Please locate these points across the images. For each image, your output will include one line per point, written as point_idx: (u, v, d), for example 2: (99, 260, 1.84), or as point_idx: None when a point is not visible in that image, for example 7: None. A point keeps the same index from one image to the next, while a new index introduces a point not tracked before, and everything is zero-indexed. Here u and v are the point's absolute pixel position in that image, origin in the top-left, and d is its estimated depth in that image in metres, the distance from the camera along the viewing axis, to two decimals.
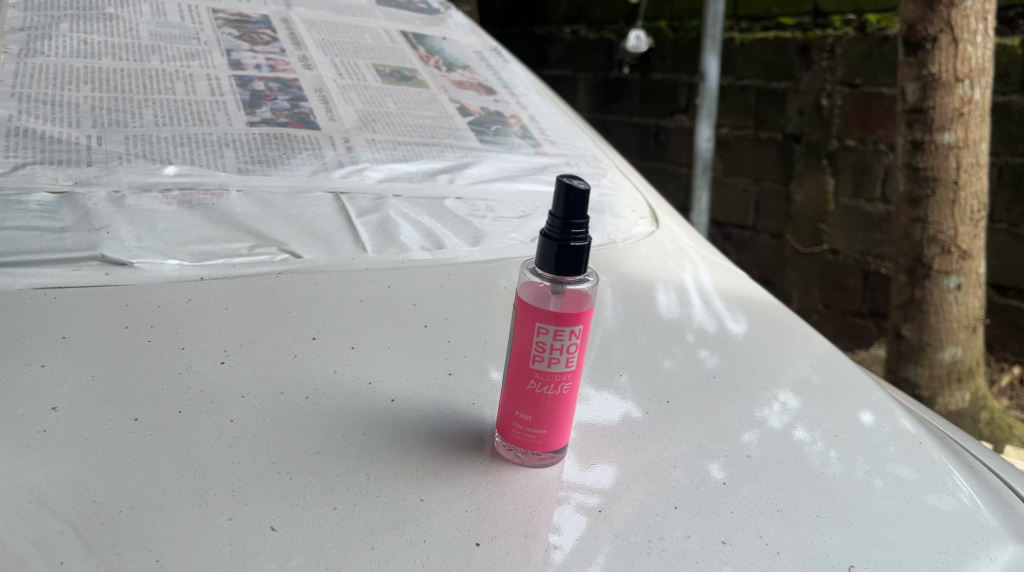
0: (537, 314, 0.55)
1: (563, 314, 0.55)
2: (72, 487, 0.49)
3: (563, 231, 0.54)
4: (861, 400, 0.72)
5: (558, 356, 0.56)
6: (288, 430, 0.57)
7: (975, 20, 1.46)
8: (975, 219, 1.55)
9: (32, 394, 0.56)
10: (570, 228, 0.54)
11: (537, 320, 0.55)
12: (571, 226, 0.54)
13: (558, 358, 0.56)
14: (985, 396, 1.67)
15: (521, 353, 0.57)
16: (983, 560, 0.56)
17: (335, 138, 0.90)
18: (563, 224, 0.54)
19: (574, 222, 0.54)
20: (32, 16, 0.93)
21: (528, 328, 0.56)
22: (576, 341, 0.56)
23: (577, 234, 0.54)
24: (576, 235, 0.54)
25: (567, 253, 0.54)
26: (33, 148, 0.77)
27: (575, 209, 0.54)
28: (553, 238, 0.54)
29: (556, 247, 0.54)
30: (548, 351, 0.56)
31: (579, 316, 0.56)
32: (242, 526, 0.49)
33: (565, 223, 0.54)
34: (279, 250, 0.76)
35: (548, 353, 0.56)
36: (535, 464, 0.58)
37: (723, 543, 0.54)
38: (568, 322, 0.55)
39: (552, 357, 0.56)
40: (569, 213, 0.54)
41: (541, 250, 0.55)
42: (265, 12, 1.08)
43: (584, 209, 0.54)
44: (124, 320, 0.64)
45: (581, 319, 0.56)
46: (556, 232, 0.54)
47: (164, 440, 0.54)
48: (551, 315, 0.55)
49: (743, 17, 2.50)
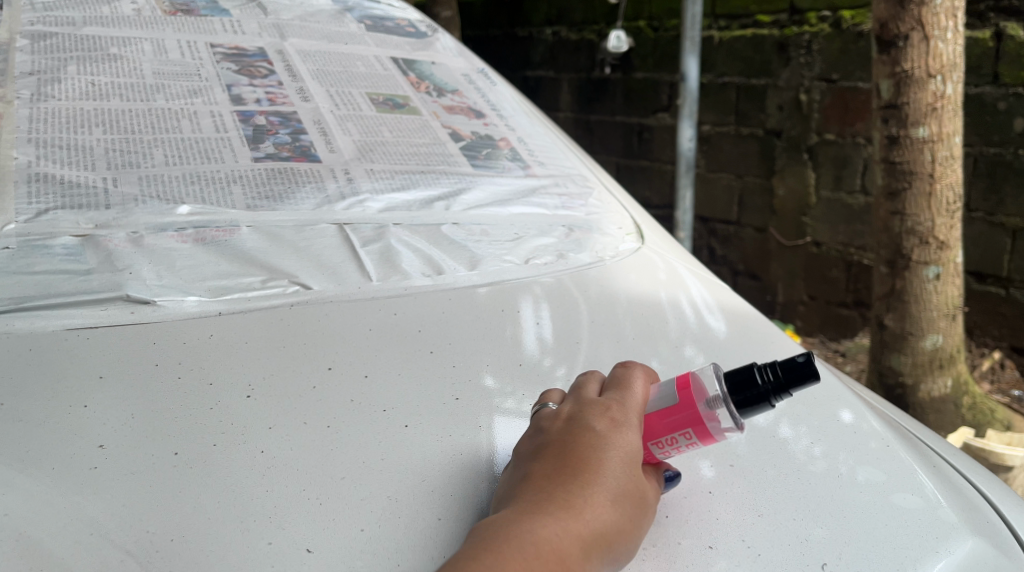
0: (695, 425, 0.61)
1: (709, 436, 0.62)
2: (126, 517, 0.55)
3: (764, 372, 0.61)
4: (839, 401, 0.78)
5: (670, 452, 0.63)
6: (314, 458, 0.62)
7: (946, 17, 1.51)
8: (950, 210, 1.61)
9: (80, 433, 0.61)
10: (771, 377, 0.60)
11: (692, 426, 0.61)
12: (774, 377, 0.60)
13: (667, 453, 0.63)
14: (966, 381, 1.73)
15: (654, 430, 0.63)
16: (942, 554, 0.62)
17: (337, 170, 0.95)
18: (774, 374, 0.60)
19: (779, 378, 0.60)
20: (40, 59, 0.98)
21: (680, 422, 0.62)
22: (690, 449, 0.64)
23: (768, 387, 0.60)
24: (767, 385, 0.60)
25: (750, 387, 0.60)
26: (54, 193, 0.82)
27: (788, 371, 0.60)
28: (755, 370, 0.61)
29: (751, 378, 0.61)
30: (672, 446, 0.63)
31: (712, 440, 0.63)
32: (281, 549, 0.55)
33: (775, 372, 0.60)
34: (291, 283, 0.80)
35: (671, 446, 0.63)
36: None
37: (710, 547, 0.60)
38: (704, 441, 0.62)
39: (668, 449, 0.63)
40: (784, 369, 0.60)
41: (738, 368, 0.62)
42: (261, 43, 1.13)
43: (795, 379, 0.59)
44: (152, 357, 0.69)
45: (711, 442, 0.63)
46: (761, 371, 0.61)
47: (204, 471, 0.59)
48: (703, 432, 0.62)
49: (721, 15, 2.57)
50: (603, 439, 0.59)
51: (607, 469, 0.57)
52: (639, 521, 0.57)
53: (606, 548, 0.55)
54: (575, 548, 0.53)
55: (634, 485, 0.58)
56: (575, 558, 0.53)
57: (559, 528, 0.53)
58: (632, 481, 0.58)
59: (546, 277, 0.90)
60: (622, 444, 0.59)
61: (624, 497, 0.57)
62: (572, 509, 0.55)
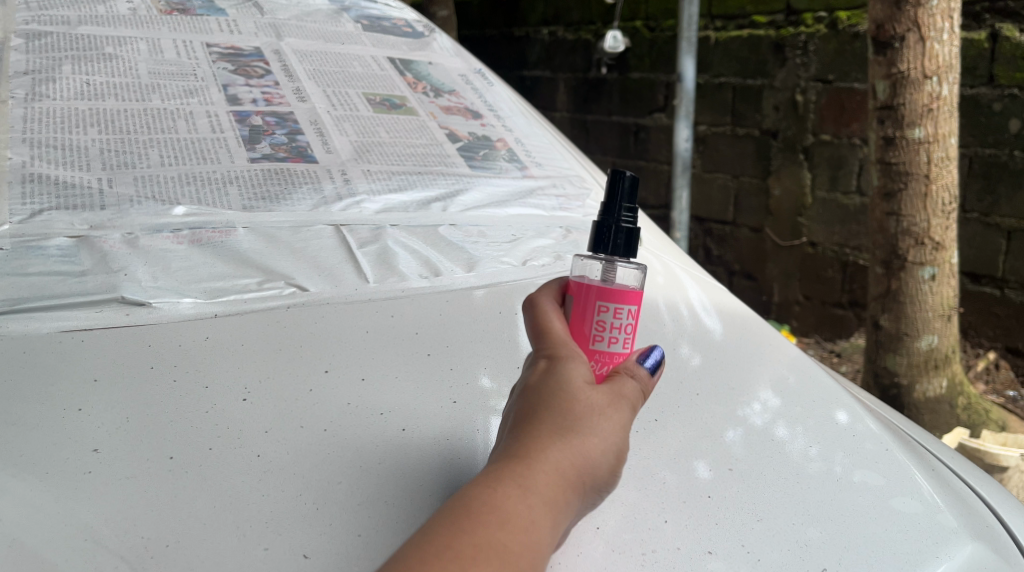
0: (597, 294, 0.62)
1: (623, 292, 0.62)
2: (120, 523, 0.55)
3: (614, 216, 0.63)
4: (837, 402, 0.78)
5: (616, 335, 0.62)
6: (309, 462, 0.61)
7: (942, 18, 1.52)
8: (947, 211, 1.60)
9: (74, 437, 0.60)
10: (621, 212, 0.63)
11: (598, 298, 0.62)
12: (621, 210, 0.63)
13: (615, 338, 0.62)
14: (961, 381, 1.73)
15: (582, 334, 0.62)
16: (941, 559, 0.62)
17: (334, 171, 0.95)
18: (616, 209, 0.63)
19: (624, 207, 0.63)
20: (34, 59, 0.97)
21: (589, 307, 0.62)
22: (631, 321, 0.63)
23: (627, 219, 0.63)
24: (626, 219, 0.63)
25: (619, 236, 0.63)
26: (49, 194, 0.81)
27: (623, 196, 0.63)
28: (608, 223, 0.63)
29: (610, 230, 0.63)
30: (608, 330, 0.62)
31: (633, 297, 0.62)
32: (278, 555, 0.55)
33: (618, 208, 0.63)
34: (287, 284, 0.80)
35: (607, 331, 0.62)
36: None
37: (710, 552, 0.60)
38: (625, 301, 0.62)
39: (611, 335, 0.62)
40: (618, 198, 0.63)
41: (595, 235, 0.64)
42: (257, 43, 1.12)
43: (630, 193, 0.63)
44: (147, 359, 0.68)
45: (636, 299, 0.62)
46: (609, 218, 0.63)
47: (199, 476, 0.59)
48: (613, 293, 0.62)
49: (717, 15, 2.57)
50: (540, 384, 0.55)
51: (545, 412, 0.54)
52: (594, 447, 0.53)
53: (561, 489, 0.52)
54: (516, 501, 0.50)
55: (580, 414, 0.54)
56: (521, 510, 0.50)
57: (492, 486, 0.51)
58: (576, 412, 0.54)
59: (543, 279, 0.89)
60: (560, 381, 0.55)
61: (567, 433, 0.53)
62: (505, 466, 0.52)
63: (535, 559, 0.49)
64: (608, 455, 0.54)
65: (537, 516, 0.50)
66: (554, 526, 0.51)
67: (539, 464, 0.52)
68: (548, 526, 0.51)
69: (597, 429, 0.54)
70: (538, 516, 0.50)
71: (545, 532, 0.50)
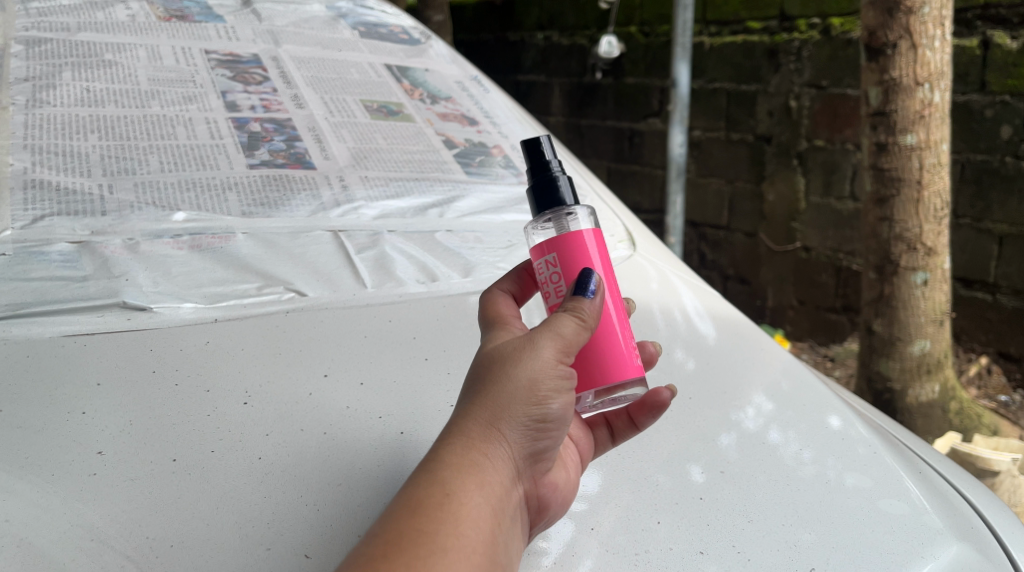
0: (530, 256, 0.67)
1: (539, 246, 0.66)
2: (126, 525, 0.56)
3: (540, 177, 0.66)
4: (829, 407, 0.79)
5: (548, 289, 0.65)
6: (311, 464, 0.62)
7: (933, 25, 1.53)
8: (938, 216, 1.62)
9: (77, 439, 0.61)
10: (544, 171, 0.66)
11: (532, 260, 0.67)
12: (543, 169, 0.66)
13: (549, 291, 0.65)
14: (953, 386, 1.75)
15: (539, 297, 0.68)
16: (928, 559, 0.63)
17: (332, 177, 0.96)
18: (539, 171, 0.67)
19: (544, 166, 0.66)
20: (35, 66, 0.98)
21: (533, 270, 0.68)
22: (556, 269, 0.64)
23: (551, 173, 0.66)
24: (550, 173, 0.66)
25: (549, 189, 0.66)
26: (50, 199, 0.82)
27: (539, 156, 0.67)
28: (537, 185, 0.66)
29: (542, 189, 0.66)
30: (542, 286, 0.66)
31: (548, 246, 0.65)
32: (279, 555, 0.56)
33: (540, 168, 0.66)
34: (286, 289, 0.81)
35: (543, 288, 0.66)
36: (631, 427, 0.68)
37: (701, 553, 0.61)
38: (541, 252, 0.65)
39: (546, 290, 0.66)
40: (537, 161, 0.67)
41: (533, 201, 0.67)
42: (256, 50, 1.13)
43: (544, 151, 0.67)
44: (150, 364, 0.69)
45: (551, 247, 0.65)
46: (537, 181, 0.66)
47: (202, 478, 0.60)
48: (534, 251, 0.66)
49: (712, 21, 2.59)
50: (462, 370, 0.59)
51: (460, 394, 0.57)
52: (500, 398, 0.55)
53: (477, 453, 0.54)
54: (430, 480, 0.53)
55: (483, 378, 0.56)
56: (438, 486, 0.52)
57: (411, 474, 0.54)
58: (476, 381, 0.56)
59: None
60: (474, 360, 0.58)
61: (469, 403, 0.55)
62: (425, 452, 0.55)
63: (465, 524, 0.51)
64: (519, 398, 0.55)
65: (457, 486, 0.53)
66: (481, 486, 0.53)
67: (445, 440, 0.54)
68: (473, 489, 0.53)
69: (500, 384, 0.55)
70: (458, 485, 0.53)
71: (471, 496, 0.53)
